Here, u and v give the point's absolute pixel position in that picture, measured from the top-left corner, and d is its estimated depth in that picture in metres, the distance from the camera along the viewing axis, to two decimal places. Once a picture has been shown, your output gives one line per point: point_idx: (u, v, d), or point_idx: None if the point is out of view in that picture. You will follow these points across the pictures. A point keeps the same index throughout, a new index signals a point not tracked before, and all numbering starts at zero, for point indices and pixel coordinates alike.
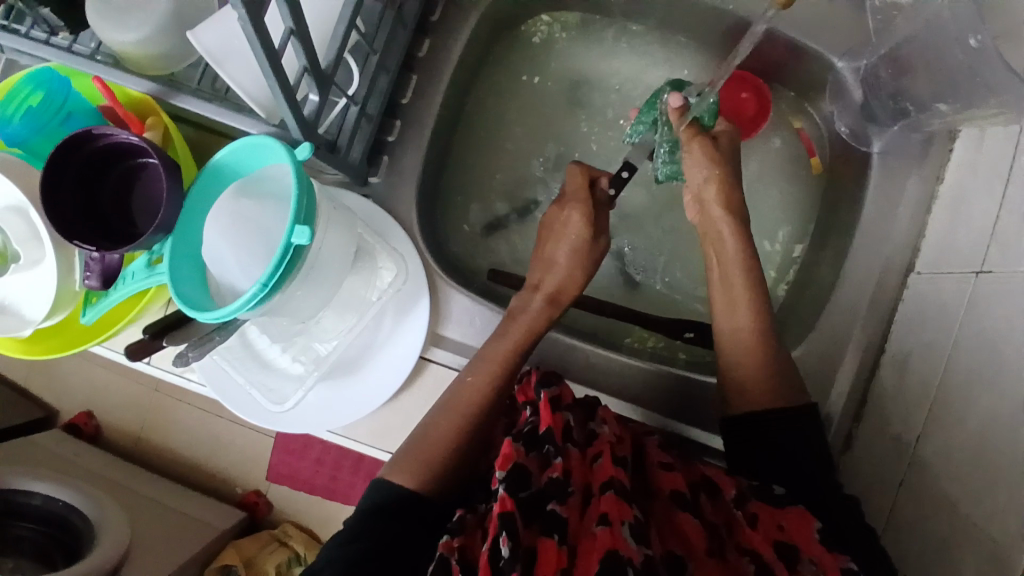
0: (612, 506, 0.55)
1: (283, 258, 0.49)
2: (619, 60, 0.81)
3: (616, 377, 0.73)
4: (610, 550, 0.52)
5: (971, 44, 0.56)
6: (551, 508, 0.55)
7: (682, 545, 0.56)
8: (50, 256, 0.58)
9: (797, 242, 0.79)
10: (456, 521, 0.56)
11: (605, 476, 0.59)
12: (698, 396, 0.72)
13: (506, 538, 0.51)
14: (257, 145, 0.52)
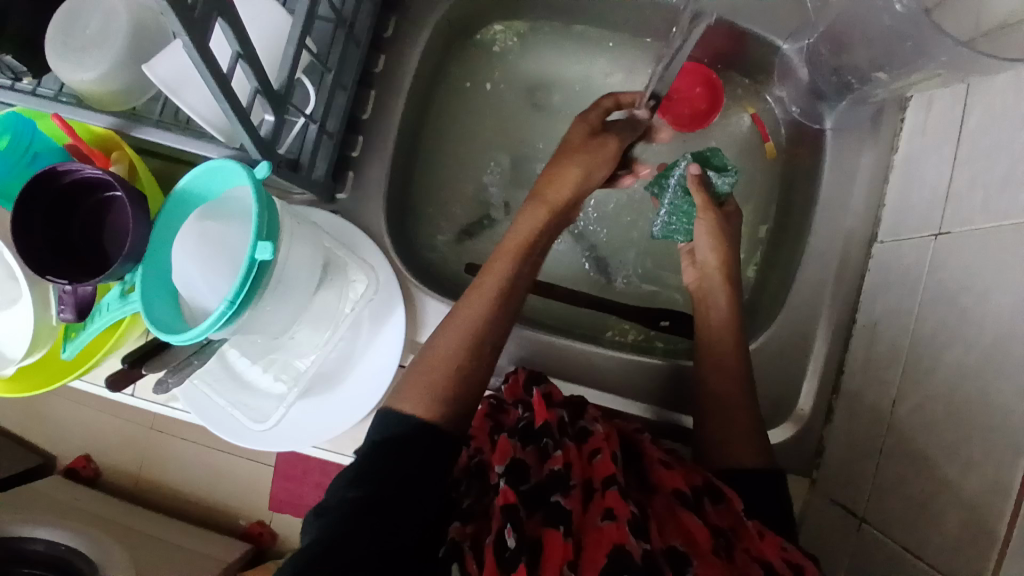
0: (617, 501, 0.59)
1: (248, 274, 0.50)
2: (574, 61, 0.83)
3: (593, 368, 0.74)
4: (616, 544, 0.55)
5: (897, 9, 0.57)
6: (555, 500, 0.59)
7: (684, 537, 0.58)
8: (26, 292, 0.59)
9: (762, 222, 0.79)
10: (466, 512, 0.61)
11: (606, 472, 0.62)
12: (680, 380, 0.74)
13: (511, 529, 0.55)
14: (219, 170, 0.53)
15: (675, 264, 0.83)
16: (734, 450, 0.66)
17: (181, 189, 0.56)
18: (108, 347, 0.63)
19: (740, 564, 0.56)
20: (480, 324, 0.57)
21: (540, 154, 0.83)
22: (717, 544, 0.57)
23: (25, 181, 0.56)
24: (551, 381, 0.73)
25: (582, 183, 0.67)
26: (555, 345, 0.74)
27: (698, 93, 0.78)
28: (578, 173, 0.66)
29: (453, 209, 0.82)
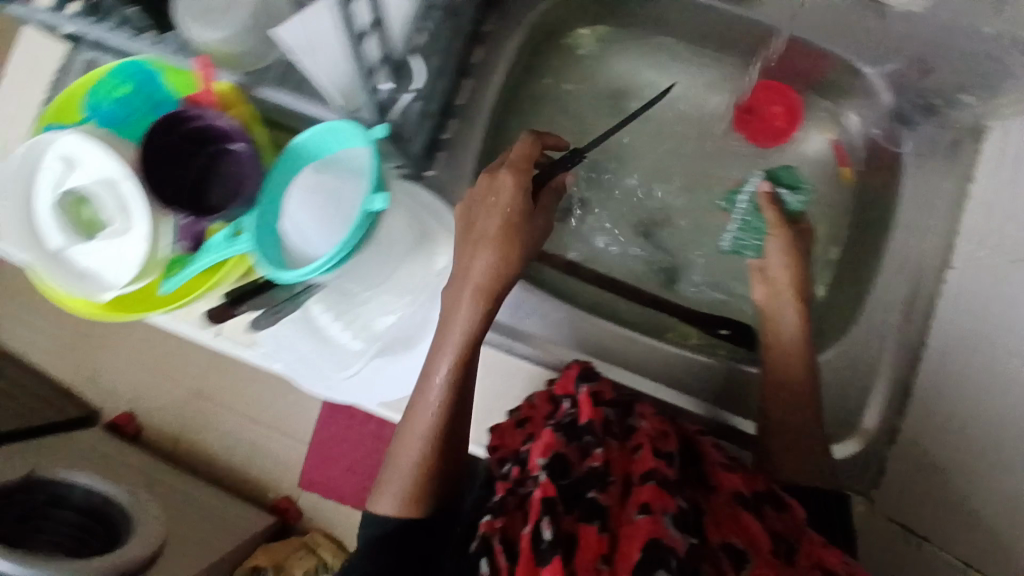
0: (652, 495, 0.59)
1: (363, 223, 0.55)
2: (656, 70, 0.85)
3: (650, 362, 0.75)
4: (652, 538, 0.56)
5: (987, 32, 0.58)
6: (591, 496, 0.60)
7: (742, 538, 0.60)
8: (142, 222, 0.60)
9: (835, 244, 0.79)
10: (498, 504, 0.63)
11: (644, 468, 0.63)
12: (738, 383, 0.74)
13: (548, 522, 0.56)
14: (336, 131, 0.58)
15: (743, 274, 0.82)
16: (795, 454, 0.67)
17: (299, 143, 0.60)
18: (207, 285, 0.66)
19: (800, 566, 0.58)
20: (431, 431, 0.64)
21: (617, 157, 0.85)
22: (778, 549, 0.59)
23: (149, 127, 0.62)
24: (601, 378, 0.73)
25: (500, 269, 0.62)
26: (620, 336, 0.76)
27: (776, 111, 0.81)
28: (496, 258, 0.61)
29: None
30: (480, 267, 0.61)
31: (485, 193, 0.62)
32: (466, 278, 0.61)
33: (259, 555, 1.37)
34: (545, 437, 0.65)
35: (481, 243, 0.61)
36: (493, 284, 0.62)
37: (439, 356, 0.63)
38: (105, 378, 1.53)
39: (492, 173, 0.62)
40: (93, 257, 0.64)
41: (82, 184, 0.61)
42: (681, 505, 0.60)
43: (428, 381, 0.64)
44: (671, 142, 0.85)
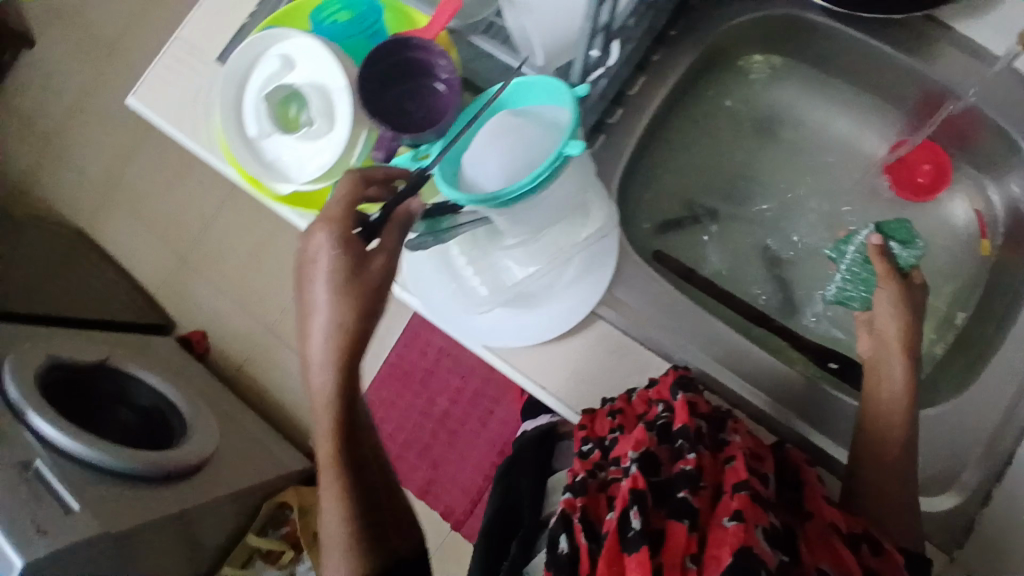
0: (744, 505, 0.60)
1: (554, 163, 0.57)
2: (813, 105, 0.87)
3: (761, 376, 0.74)
4: (741, 546, 0.56)
5: None
6: (683, 496, 0.61)
7: (834, 566, 0.61)
8: (344, 129, 0.66)
9: (960, 308, 0.80)
10: (580, 483, 0.70)
11: (737, 479, 0.63)
12: (833, 417, 0.73)
13: (637, 512, 0.60)
14: (535, 83, 0.60)
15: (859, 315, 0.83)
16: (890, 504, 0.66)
17: (492, 91, 0.62)
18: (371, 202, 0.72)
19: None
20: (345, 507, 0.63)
21: (756, 180, 0.88)
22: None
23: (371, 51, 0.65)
24: (700, 391, 0.70)
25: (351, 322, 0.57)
26: (733, 340, 0.74)
27: (924, 169, 0.82)
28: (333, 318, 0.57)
29: (666, 201, 0.85)
30: (321, 341, 0.57)
31: (307, 265, 0.57)
32: (312, 362, 0.58)
33: (289, 493, 1.38)
34: (638, 433, 0.68)
35: (315, 318, 0.57)
36: (339, 348, 0.57)
37: (319, 440, 0.61)
38: (190, 293, 1.60)
39: (303, 237, 0.58)
40: (285, 152, 0.70)
41: (296, 82, 0.67)
42: (773, 520, 0.61)
43: (324, 471, 0.62)
44: (815, 175, 0.88)
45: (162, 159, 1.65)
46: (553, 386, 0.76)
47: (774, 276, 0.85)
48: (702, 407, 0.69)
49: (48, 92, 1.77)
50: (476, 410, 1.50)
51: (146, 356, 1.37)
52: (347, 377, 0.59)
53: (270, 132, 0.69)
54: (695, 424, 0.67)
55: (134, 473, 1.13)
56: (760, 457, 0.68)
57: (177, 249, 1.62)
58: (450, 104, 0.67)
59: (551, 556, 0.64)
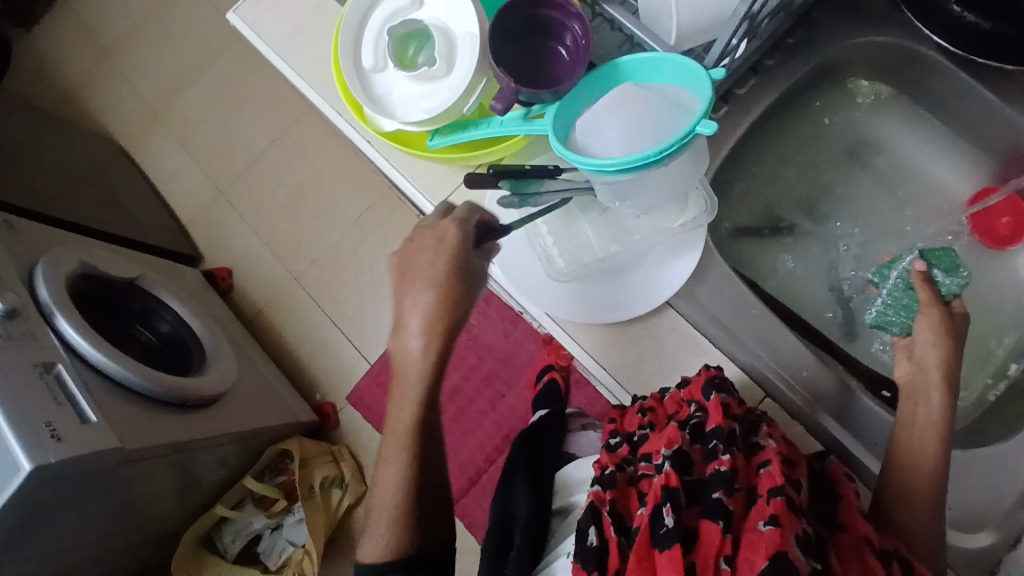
0: (781, 510, 0.51)
1: (686, 139, 0.57)
2: (907, 139, 0.88)
3: (824, 392, 0.73)
4: (777, 551, 0.48)
5: None
6: (717, 496, 0.54)
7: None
8: (464, 76, 0.66)
9: (1017, 360, 0.80)
10: (608, 475, 0.64)
11: (772, 483, 0.55)
12: (869, 429, 0.72)
13: (670, 508, 0.54)
14: (664, 61, 0.62)
15: None
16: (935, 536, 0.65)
17: (615, 62, 0.64)
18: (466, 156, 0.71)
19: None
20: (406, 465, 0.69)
21: (835, 202, 0.90)
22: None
23: (506, 3, 0.67)
24: (734, 394, 0.66)
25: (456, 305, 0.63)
26: (785, 339, 0.74)
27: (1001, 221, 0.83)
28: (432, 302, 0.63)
29: (746, 207, 0.87)
30: (426, 300, 0.63)
31: (428, 254, 0.64)
32: (409, 329, 0.64)
33: (291, 441, 1.37)
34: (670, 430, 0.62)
35: (422, 292, 0.63)
36: (440, 326, 0.63)
37: (399, 407, 0.68)
38: (223, 227, 1.59)
39: (427, 228, 0.65)
40: (397, 88, 0.69)
41: (424, 20, 0.68)
42: (808, 528, 0.53)
43: (394, 436, 0.69)
44: (895, 207, 0.89)
45: (222, 92, 1.65)
46: (614, 368, 0.77)
47: (839, 298, 0.86)
48: (736, 409, 0.64)
49: (128, 14, 1.80)
50: (487, 390, 1.42)
51: (175, 281, 1.37)
52: (442, 356, 0.65)
53: (385, 66, 0.69)
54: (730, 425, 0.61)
55: (150, 391, 1.11)
56: (795, 465, 0.61)
57: (218, 182, 1.62)
58: (572, 68, 0.68)
59: (579, 548, 0.60)
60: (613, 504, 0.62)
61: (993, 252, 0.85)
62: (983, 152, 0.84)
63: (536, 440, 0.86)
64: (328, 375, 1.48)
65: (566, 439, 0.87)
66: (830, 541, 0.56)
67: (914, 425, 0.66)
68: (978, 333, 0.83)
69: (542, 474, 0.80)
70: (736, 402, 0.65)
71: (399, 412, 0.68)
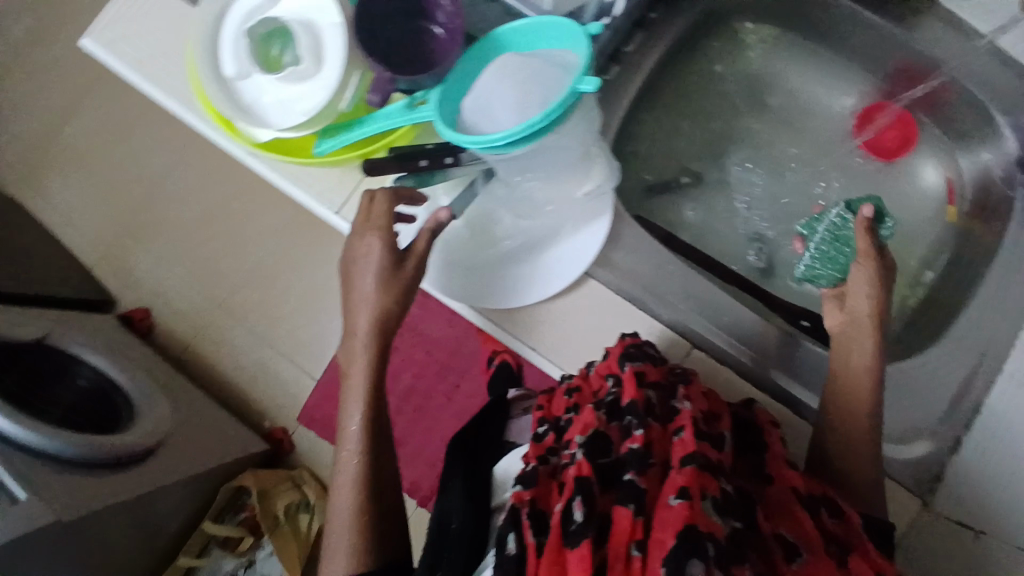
0: (690, 480, 0.56)
1: (569, 101, 0.56)
2: (800, 72, 0.89)
3: (744, 333, 0.75)
4: (686, 526, 0.52)
5: None
6: (630, 478, 0.58)
7: (795, 532, 0.59)
8: (335, 70, 0.62)
9: (928, 269, 0.84)
10: (529, 473, 0.65)
11: (685, 452, 0.59)
12: (796, 363, 0.74)
13: (580, 502, 0.57)
14: (541, 25, 0.61)
15: None
16: (874, 455, 0.67)
17: (495, 35, 0.63)
18: (360, 153, 0.67)
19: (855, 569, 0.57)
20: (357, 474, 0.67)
21: (739, 142, 0.90)
22: (831, 550, 0.58)
23: None
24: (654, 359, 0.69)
25: (383, 316, 0.67)
26: (708, 292, 0.76)
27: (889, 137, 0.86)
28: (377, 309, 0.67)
29: (654, 162, 0.87)
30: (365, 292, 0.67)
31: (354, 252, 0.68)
32: (355, 333, 0.68)
33: (247, 476, 1.31)
34: (586, 416, 0.65)
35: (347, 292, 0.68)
36: (379, 322, 0.67)
37: (351, 406, 0.68)
38: (134, 265, 1.49)
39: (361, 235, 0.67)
40: (268, 93, 0.65)
41: (283, 16, 0.63)
42: (724, 489, 0.58)
43: (347, 436, 0.68)
44: (798, 140, 0.90)
45: (104, 122, 1.54)
46: (548, 348, 0.74)
47: (753, 235, 0.87)
48: (654, 376, 0.68)
49: None
50: (441, 384, 1.40)
51: (89, 334, 1.27)
52: (381, 348, 0.68)
53: (251, 72, 0.64)
54: (644, 398, 0.65)
55: (92, 459, 1.03)
56: (715, 419, 0.67)
57: (119, 219, 1.51)
58: (450, 46, 0.64)
59: (499, 558, 0.59)
60: (532, 503, 0.62)
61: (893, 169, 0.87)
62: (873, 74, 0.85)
63: (480, 428, 0.84)
64: (272, 400, 1.42)
65: (506, 429, 0.88)
66: (761, 497, 0.63)
67: (841, 356, 0.68)
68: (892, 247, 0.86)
69: (481, 469, 0.77)
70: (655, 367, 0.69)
71: (346, 415, 0.68)
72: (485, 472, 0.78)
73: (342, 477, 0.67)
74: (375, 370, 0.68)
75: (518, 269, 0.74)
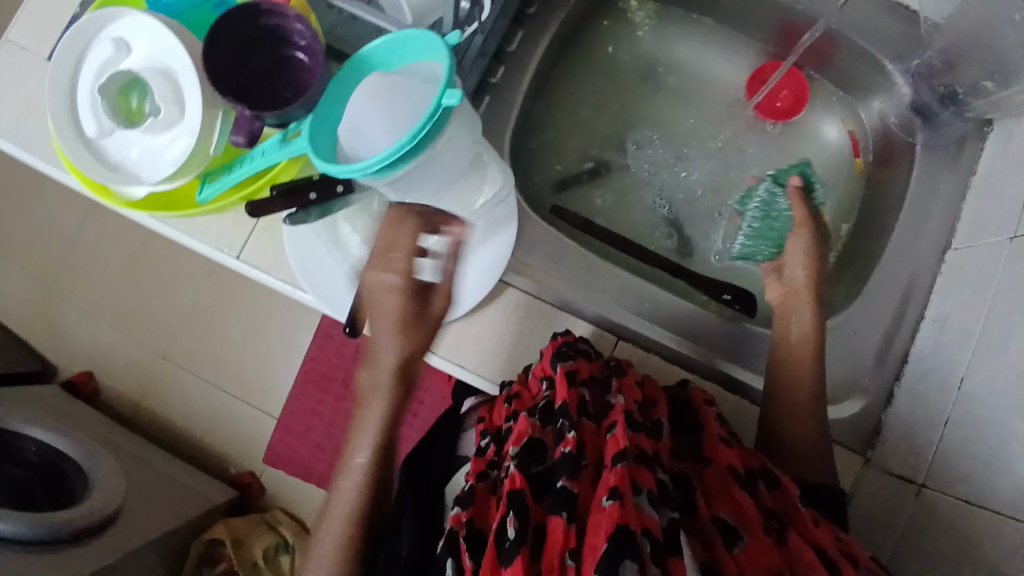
0: (622, 479, 0.55)
1: (433, 116, 0.54)
2: (690, 43, 0.88)
3: (663, 316, 0.75)
4: (616, 527, 0.51)
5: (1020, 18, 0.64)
6: (561, 485, 0.57)
7: (734, 512, 0.58)
8: (196, 115, 0.60)
9: (843, 222, 0.85)
10: (468, 492, 0.63)
11: (616, 449, 0.58)
12: (723, 339, 0.75)
13: (512, 519, 0.55)
14: (407, 40, 0.59)
15: None
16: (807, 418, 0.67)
17: (360, 54, 0.61)
18: (242, 196, 0.65)
19: (793, 545, 0.56)
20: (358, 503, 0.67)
21: (643, 123, 0.89)
22: (768, 526, 0.57)
23: (216, 21, 0.59)
24: (585, 357, 0.68)
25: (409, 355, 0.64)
26: (631, 284, 0.76)
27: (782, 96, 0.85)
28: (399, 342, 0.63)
29: (558, 158, 0.87)
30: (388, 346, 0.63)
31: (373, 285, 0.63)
32: (374, 367, 0.64)
33: (217, 528, 1.27)
34: (521, 424, 0.64)
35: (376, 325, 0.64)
36: (410, 362, 0.64)
37: (362, 440, 0.65)
38: (69, 329, 1.44)
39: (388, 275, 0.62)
40: (132, 146, 0.62)
41: (134, 67, 0.60)
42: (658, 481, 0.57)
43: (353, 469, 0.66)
44: (697, 116, 0.89)
45: (13, 188, 1.48)
46: (474, 363, 0.74)
47: (667, 216, 0.87)
48: (583, 373, 0.67)
49: None
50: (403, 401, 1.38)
51: (32, 404, 1.21)
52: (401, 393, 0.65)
53: (111, 127, 0.62)
54: (577, 396, 0.64)
55: (57, 540, 1.01)
56: (650, 408, 0.66)
57: (45, 282, 1.45)
58: (314, 73, 0.62)
59: None
60: (470, 523, 0.60)
61: (792, 128, 0.88)
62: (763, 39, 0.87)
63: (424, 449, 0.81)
64: (234, 445, 1.39)
65: (459, 443, 0.83)
66: (699, 481, 0.62)
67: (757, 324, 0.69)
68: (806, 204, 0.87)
69: (428, 491, 0.75)
70: (587, 361, 0.69)
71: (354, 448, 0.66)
72: (432, 495, 0.76)
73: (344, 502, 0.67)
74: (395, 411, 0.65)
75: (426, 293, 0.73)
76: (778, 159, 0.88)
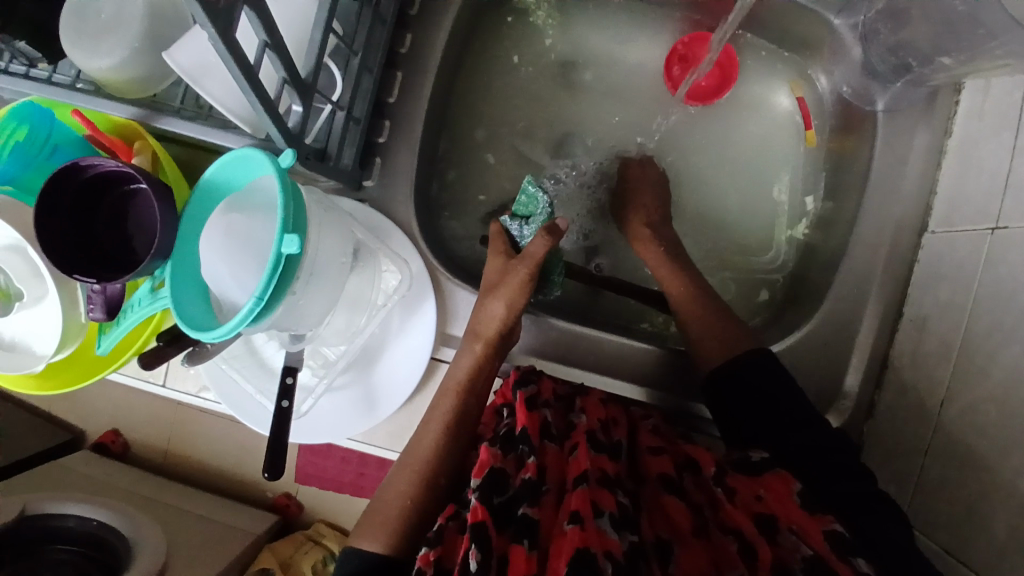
0: (583, 502, 0.50)
1: (275, 269, 0.48)
2: (609, 23, 0.81)
3: (616, 358, 0.71)
4: (578, 550, 0.46)
5: None
6: (522, 512, 0.52)
7: (670, 527, 0.53)
8: (53, 291, 0.58)
9: (809, 200, 0.78)
10: (436, 531, 0.54)
11: (577, 471, 0.54)
12: (681, 365, 0.71)
13: (475, 551, 0.48)
14: (244, 159, 0.51)
15: (720, 235, 0.80)
16: None
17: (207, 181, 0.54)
18: (133, 350, 0.63)
19: (715, 539, 0.52)
20: (433, 464, 0.60)
21: (570, 130, 0.82)
22: (698, 525, 0.53)
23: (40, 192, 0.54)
24: (548, 381, 0.66)
25: (507, 316, 0.65)
26: (580, 334, 0.71)
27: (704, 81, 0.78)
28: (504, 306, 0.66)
29: (483, 191, 0.81)
30: (462, 366, 0.65)
31: (479, 315, 0.66)
32: (478, 327, 0.65)
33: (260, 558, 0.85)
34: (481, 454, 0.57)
35: (467, 347, 0.66)
36: (498, 325, 0.65)
37: (436, 404, 0.64)
38: None
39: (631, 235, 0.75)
40: (12, 331, 0.61)
41: None
42: (622, 500, 0.53)
43: (427, 432, 0.62)
44: (622, 109, 0.82)
45: None
46: None
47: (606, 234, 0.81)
48: (546, 394, 0.64)
49: None
50: None
51: None
52: (484, 357, 0.65)
53: None
54: (538, 419, 0.60)
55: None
56: (612, 426, 0.62)
57: None
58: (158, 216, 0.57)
59: None
60: (440, 564, 0.51)
61: (729, 99, 0.80)
62: (684, 7, 0.78)
63: None
64: None
65: None
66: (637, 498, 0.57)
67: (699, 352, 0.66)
68: (761, 182, 0.80)
69: None
70: (549, 384, 0.66)
71: (431, 412, 0.63)
72: None
73: (410, 452, 0.62)
74: (469, 393, 0.64)
75: (353, 395, 0.68)
76: (723, 138, 0.81)
